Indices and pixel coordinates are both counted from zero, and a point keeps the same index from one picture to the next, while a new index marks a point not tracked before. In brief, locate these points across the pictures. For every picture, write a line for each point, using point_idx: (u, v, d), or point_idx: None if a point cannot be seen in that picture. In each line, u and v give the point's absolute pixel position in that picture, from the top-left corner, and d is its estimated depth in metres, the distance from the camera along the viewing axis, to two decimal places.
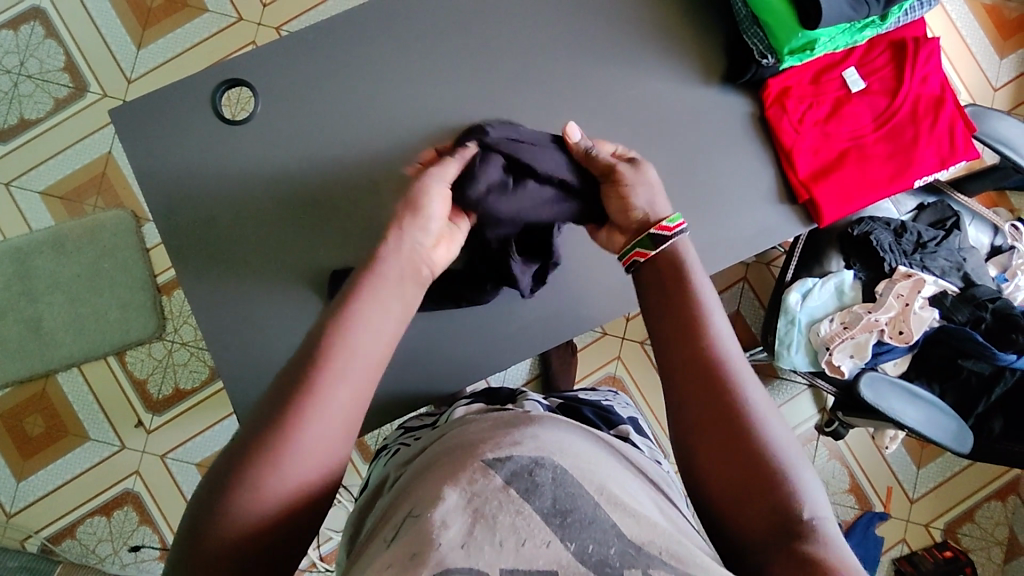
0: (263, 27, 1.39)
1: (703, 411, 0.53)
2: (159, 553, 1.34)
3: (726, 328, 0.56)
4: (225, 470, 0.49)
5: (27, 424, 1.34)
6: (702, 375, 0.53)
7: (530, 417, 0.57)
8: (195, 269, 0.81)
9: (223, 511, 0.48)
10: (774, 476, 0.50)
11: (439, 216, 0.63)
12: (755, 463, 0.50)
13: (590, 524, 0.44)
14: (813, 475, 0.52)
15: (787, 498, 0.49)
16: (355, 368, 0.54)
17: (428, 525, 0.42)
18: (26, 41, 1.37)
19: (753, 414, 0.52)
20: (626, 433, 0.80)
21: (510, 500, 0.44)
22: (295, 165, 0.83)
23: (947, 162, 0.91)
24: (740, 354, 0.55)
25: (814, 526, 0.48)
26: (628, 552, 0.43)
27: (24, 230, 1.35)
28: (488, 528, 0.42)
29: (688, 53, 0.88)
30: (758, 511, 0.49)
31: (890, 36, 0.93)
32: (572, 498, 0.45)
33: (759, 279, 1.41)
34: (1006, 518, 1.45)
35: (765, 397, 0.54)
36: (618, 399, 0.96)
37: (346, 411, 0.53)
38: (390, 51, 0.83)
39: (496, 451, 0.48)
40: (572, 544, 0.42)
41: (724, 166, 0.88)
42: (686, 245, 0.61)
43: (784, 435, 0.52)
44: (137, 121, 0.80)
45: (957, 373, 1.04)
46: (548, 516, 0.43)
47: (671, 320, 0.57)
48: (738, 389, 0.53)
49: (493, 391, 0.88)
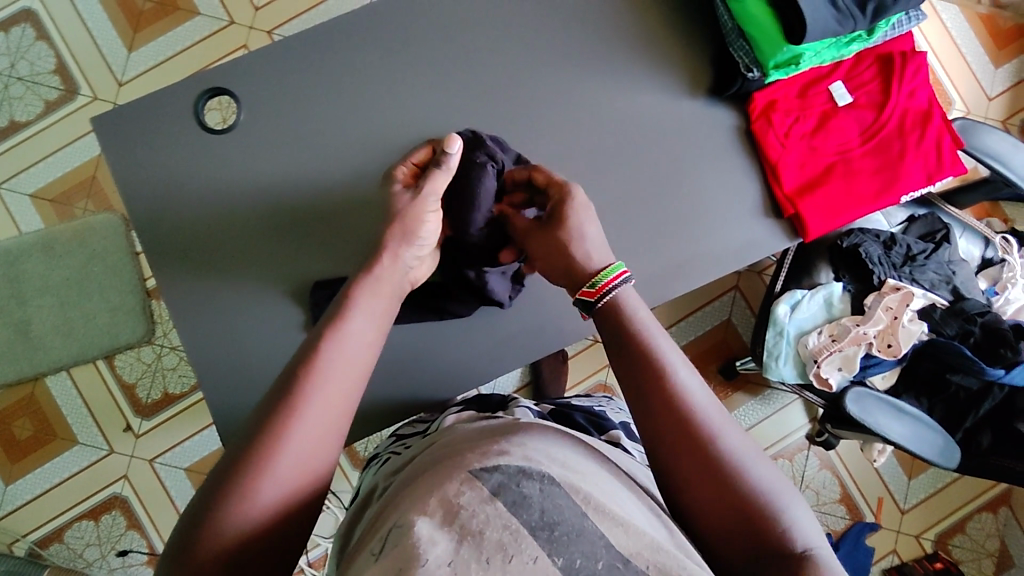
0: (254, 31, 1.39)
1: (679, 455, 0.52)
2: (147, 558, 1.33)
3: (688, 373, 0.55)
4: (213, 485, 0.49)
5: (15, 428, 1.34)
6: (676, 429, 0.53)
7: (517, 423, 0.55)
8: (177, 278, 0.80)
9: (208, 527, 0.47)
10: (761, 510, 0.50)
11: (429, 240, 0.68)
12: (744, 505, 0.50)
13: (578, 537, 0.41)
14: (796, 496, 0.52)
15: (776, 528, 0.49)
16: (333, 380, 0.53)
17: (415, 541, 0.39)
18: (16, 43, 1.37)
19: (728, 449, 0.52)
20: (618, 437, 0.78)
21: (497, 515, 0.41)
22: (279, 175, 0.82)
23: (933, 178, 0.91)
24: (703, 387, 0.55)
25: (808, 554, 0.49)
26: (616, 566, 0.41)
27: (13, 233, 1.35)
28: (474, 547, 0.39)
29: (675, 64, 0.88)
30: (754, 553, 0.49)
31: (877, 50, 0.93)
32: (560, 510, 0.42)
33: (751, 288, 1.40)
34: (997, 530, 1.44)
35: (737, 427, 0.54)
36: (611, 404, 0.95)
37: (326, 425, 0.52)
38: (375, 60, 0.83)
39: (484, 460, 0.45)
40: (560, 558, 0.40)
41: (710, 179, 0.88)
42: (627, 296, 0.60)
43: (764, 468, 0.52)
44: (120, 129, 0.79)
45: (945, 388, 1.03)
46: (535, 530, 0.41)
47: (631, 368, 0.56)
48: (712, 436, 0.52)
49: (482, 398, 0.86)
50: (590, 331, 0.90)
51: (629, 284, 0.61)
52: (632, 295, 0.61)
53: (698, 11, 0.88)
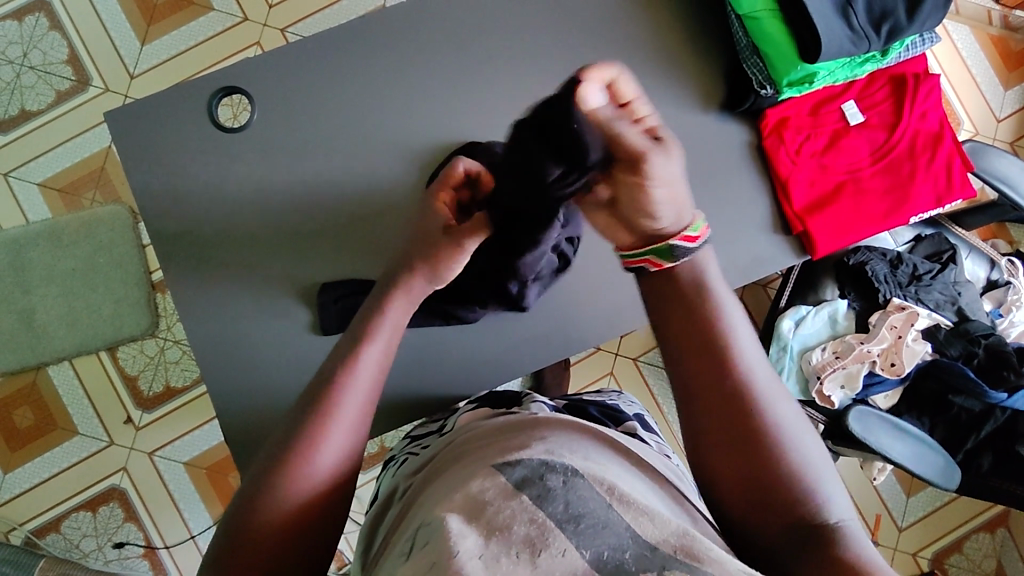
0: (268, 29, 1.39)
1: (727, 419, 0.52)
2: (143, 551, 1.33)
3: (749, 337, 0.55)
4: (250, 487, 0.49)
5: (15, 416, 1.34)
6: (726, 392, 0.53)
7: (536, 419, 0.56)
8: (186, 275, 0.81)
9: (243, 527, 0.48)
10: (798, 482, 0.50)
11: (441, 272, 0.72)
12: (782, 475, 0.50)
13: (603, 529, 0.41)
14: (834, 477, 0.52)
15: (809, 502, 0.50)
16: (355, 382, 0.55)
17: (446, 535, 0.39)
18: (30, 33, 1.37)
19: (775, 419, 0.52)
20: (633, 428, 0.79)
21: (523, 508, 0.41)
22: (290, 176, 0.82)
23: (943, 201, 0.91)
24: (760, 355, 0.55)
25: (841, 528, 0.49)
26: (644, 554, 0.40)
27: (20, 222, 1.35)
28: (505, 539, 0.39)
29: (687, 78, 0.88)
30: (787, 523, 0.49)
31: (891, 70, 0.93)
32: (584, 502, 0.42)
33: (755, 301, 1.41)
34: (994, 551, 1.44)
35: (788, 400, 0.54)
36: (624, 398, 0.95)
37: (358, 421, 0.54)
38: (391, 63, 0.83)
39: (507, 456, 0.46)
40: (588, 550, 0.40)
41: (720, 194, 0.88)
42: (703, 257, 0.58)
43: (806, 441, 0.52)
44: (133, 124, 0.79)
45: (947, 409, 1.02)
46: (562, 523, 0.41)
47: (688, 329, 0.55)
48: (763, 404, 0.52)
49: (498, 394, 0.84)
50: (596, 340, 0.90)
51: (709, 245, 0.59)
52: (709, 254, 0.59)
53: (712, 25, 0.89)
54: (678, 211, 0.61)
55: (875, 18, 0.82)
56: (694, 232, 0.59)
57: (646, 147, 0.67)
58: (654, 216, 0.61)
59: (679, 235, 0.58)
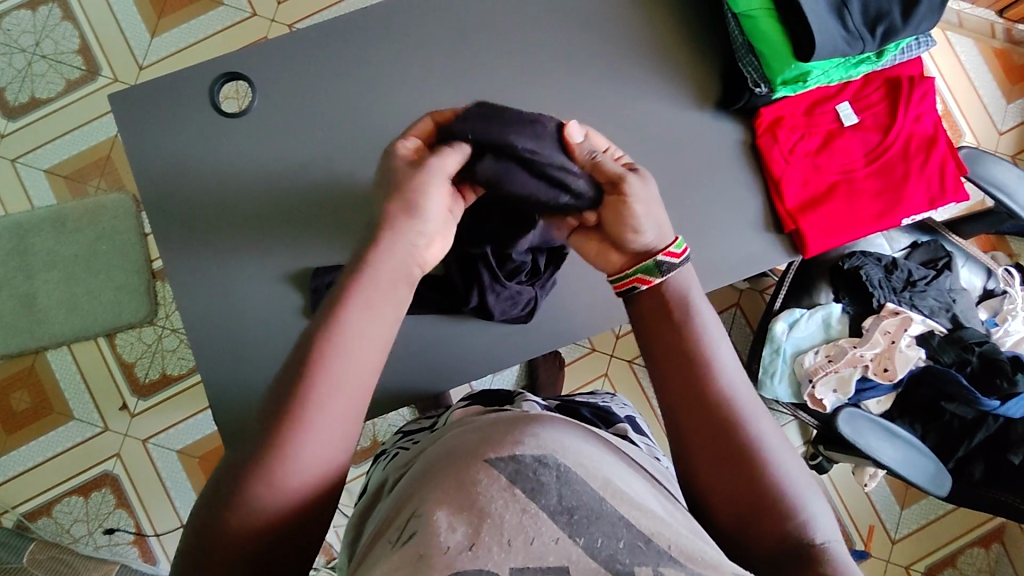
0: (276, 24, 1.41)
1: (711, 437, 0.52)
2: (133, 538, 1.33)
3: (729, 355, 0.55)
4: (242, 456, 0.48)
5: (12, 399, 1.35)
6: (710, 412, 0.53)
7: (528, 415, 0.52)
8: (185, 256, 0.81)
9: (241, 496, 0.46)
10: (784, 501, 0.50)
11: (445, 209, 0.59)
12: (766, 494, 0.50)
13: (597, 518, 0.41)
14: (819, 498, 0.52)
15: (797, 521, 0.49)
16: (368, 366, 0.52)
17: (436, 527, 0.39)
18: (42, 22, 1.39)
19: (757, 439, 0.52)
20: (623, 430, 0.79)
21: (515, 500, 0.41)
22: (286, 163, 0.83)
23: (936, 203, 0.91)
24: (740, 373, 0.55)
25: (826, 546, 0.48)
26: (638, 545, 0.40)
27: (25, 206, 1.37)
28: (495, 528, 0.39)
29: (683, 77, 0.89)
30: (774, 542, 0.49)
31: (886, 73, 0.94)
32: (577, 495, 0.41)
33: (752, 305, 1.41)
34: (988, 567, 1.43)
35: (770, 423, 0.54)
36: (614, 400, 0.95)
37: (339, 419, 0.50)
38: (391, 53, 0.84)
39: (500, 450, 0.43)
40: (581, 538, 0.40)
41: (714, 194, 0.89)
42: (684, 273, 0.59)
43: (786, 456, 0.52)
44: (132, 107, 0.81)
45: (940, 416, 1.05)
46: (555, 514, 0.40)
47: (668, 353, 0.55)
48: (746, 422, 0.52)
49: (489, 394, 0.85)
50: (586, 335, 0.91)
51: (690, 262, 0.60)
52: (691, 274, 0.59)
53: (711, 25, 0.90)
54: (655, 227, 0.59)
55: (870, 19, 0.83)
56: (678, 248, 0.59)
57: (619, 171, 0.60)
58: (636, 234, 0.59)
59: (662, 250, 0.59)
